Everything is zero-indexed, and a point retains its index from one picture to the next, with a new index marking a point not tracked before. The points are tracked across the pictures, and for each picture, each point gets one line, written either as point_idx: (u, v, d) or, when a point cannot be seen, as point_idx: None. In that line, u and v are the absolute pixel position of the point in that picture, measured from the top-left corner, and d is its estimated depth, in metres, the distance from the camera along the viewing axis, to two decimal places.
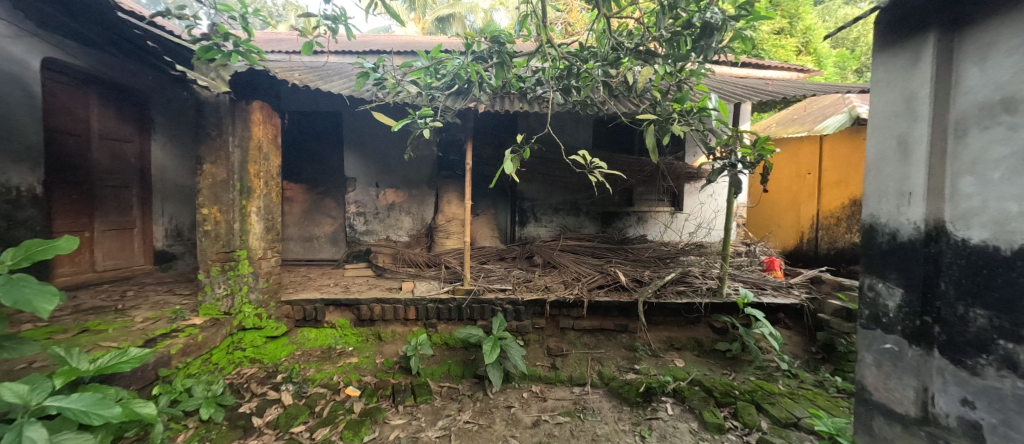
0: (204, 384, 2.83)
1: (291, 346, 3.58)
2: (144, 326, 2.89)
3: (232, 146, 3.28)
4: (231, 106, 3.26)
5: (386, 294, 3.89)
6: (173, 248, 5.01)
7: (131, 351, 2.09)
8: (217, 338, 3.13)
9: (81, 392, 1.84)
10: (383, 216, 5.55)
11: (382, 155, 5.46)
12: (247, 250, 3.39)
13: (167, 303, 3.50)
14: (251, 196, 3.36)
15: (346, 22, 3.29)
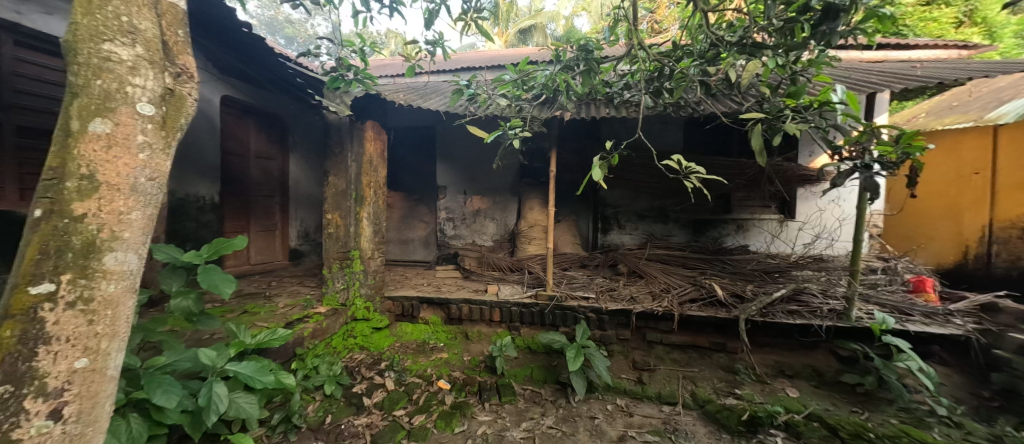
0: (327, 364, 3.29)
1: (391, 337, 4.00)
2: (285, 311, 3.52)
3: (350, 161, 3.80)
4: (350, 126, 3.80)
5: (474, 295, 4.14)
6: (302, 247, 5.97)
7: (279, 330, 2.54)
8: (335, 325, 3.67)
9: (246, 361, 2.30)
10: (470, 221, 5.89)
11: (471, 164, 5.81)
12: (359, 251, 3.88)
13: (299, 292, 4.20)
14: (363, 203, 3.85)
15: (444, 45, 3.61)
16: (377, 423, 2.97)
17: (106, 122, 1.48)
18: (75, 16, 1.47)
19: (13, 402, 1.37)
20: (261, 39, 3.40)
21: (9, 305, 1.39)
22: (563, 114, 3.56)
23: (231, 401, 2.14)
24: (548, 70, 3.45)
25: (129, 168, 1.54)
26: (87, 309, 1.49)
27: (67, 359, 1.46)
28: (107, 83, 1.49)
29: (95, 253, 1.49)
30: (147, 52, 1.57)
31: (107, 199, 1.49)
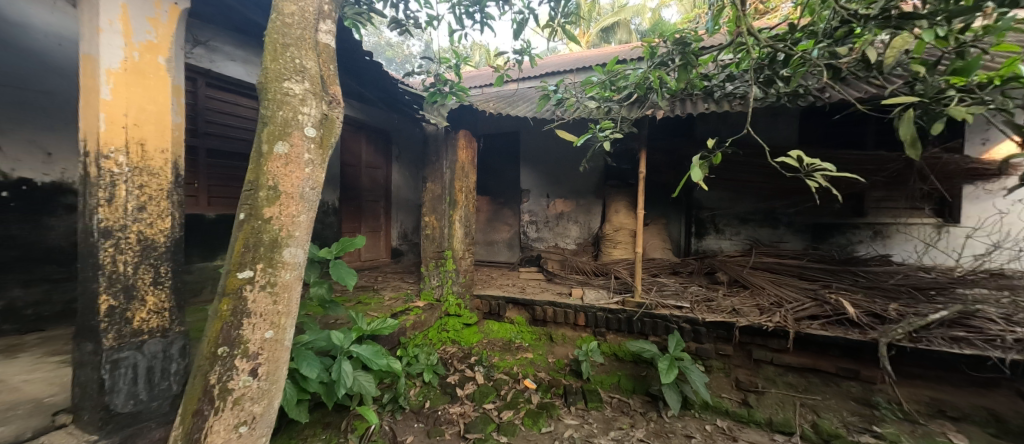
0: (425, 354, 3.59)
1: (479, 334, 4.20)
2: (390, 303, 3.93)
3: (445, 168, 4.09)
4: (445, 136, 4.11)
5: (559, 298, 4.15)
6: (401, 246, 6.60)
7: (389, 320, 2.84)
8: (431, 319, 3.98)
9: (363, 344, 2.63)
10: (553, 224, 5.91)
11: (555, 167, 5.83)
12: (452, 251, 4.15)
13: (401, 287, 4.65)
14: (456, 206, 4.11)
15: (530, 52, 3.71)
16: (470, 413, 3.16)
17: (286, 143, 1.70)
18: (266, 63, 1.70)
19: (229, 359, 1.63)
20: (376, 65, 3.85)
21: (223, 286, 1.63)
22: (658, 113, 3.37)
23: (356, 378, 2.47)
24: (641, 69, 3.33)
25: (298, 179, 1.75)
26: (273, 291, 1.72)
27: (259, 332, 1.69)
28: (288, 112, 1.71)
29: (277, 247, 1.72)
30: (312, 86, 1.78)
31: (285, 205, 1.72)
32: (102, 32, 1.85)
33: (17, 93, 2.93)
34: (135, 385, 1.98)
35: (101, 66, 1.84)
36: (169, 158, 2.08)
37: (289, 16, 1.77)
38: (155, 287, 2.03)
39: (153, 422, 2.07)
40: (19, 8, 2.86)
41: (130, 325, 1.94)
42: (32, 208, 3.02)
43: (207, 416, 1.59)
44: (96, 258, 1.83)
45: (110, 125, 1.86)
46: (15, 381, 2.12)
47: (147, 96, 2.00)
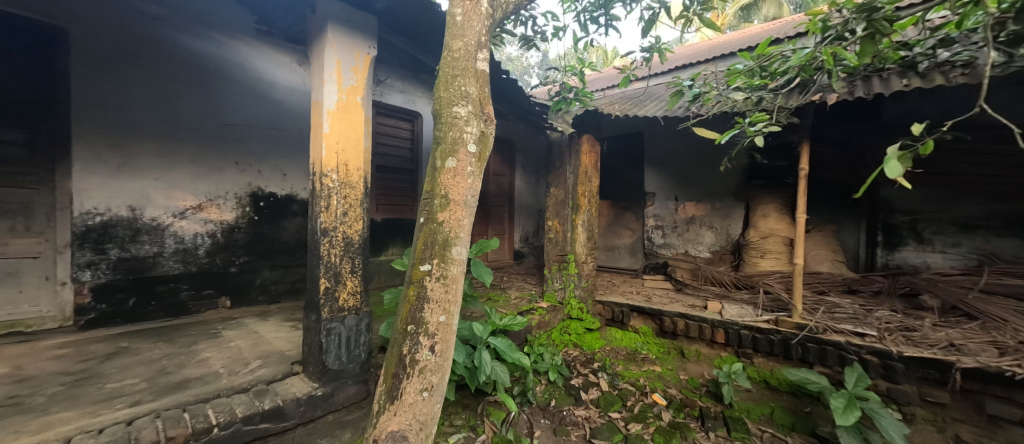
0: (550, 354, 3.68)
1: (602, 340, 4.14)
2: (517, 302, 4.17)
3: (569, 173, 4.16)
4: (568, 141, 4.19)
5: (691, 310, 3.88)
6: (523, 249, 6.92)
7: (518, 316, 3.02)
8: (555, 320, 4.08)
9: (499, 338, 2.84)
10: (682, 229, 5.45)
11: (685, 167, 5.39)
12: (575, 254, 4.17)
13: (525, 287, 4.89)
14: (579, 211, 4.13)
15: (661, 48, 3.52)
16: (595, 419, 3.13)
17: (453, 158, 1.48)
18: (438, 92, 1.51)
19: (416, 339, 1.46)
20: (511, 87, 3.96)
21: (410, 274, 1.51)
22: (831, 98, 2.86)
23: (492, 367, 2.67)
24: (806, 48, 2.79)
25: (462, 188, 1.49)
26: (445, 280, 1.48)
27: (434, 314, 1.47)
28: (455, 132, 1.48)
29: (448, 244, 1.49)
30: (476, 108, 1.52)
31: (453, 211, 1.48)
32: (325, 83, 2.11)
33: (271, 132, 4.06)
34: (340, 349, 2.18)
35: (323, 108, 2.10)
36: (364, 175, 2.29)
37: (456, 50, 1.51)
38: (352, 275, 2.24)
39: (350, 381, 2.23)
40: (274, 72, 4.04)
41: (337, 303, 2.17)
42: (274, 213, 4.11)
43: (402, 380, 1.43)
44: (318, 251, 2.11)
45: (328, 153, 2.11)
46: (267, 335, 2.90)
47: (351, 127, 2.21)
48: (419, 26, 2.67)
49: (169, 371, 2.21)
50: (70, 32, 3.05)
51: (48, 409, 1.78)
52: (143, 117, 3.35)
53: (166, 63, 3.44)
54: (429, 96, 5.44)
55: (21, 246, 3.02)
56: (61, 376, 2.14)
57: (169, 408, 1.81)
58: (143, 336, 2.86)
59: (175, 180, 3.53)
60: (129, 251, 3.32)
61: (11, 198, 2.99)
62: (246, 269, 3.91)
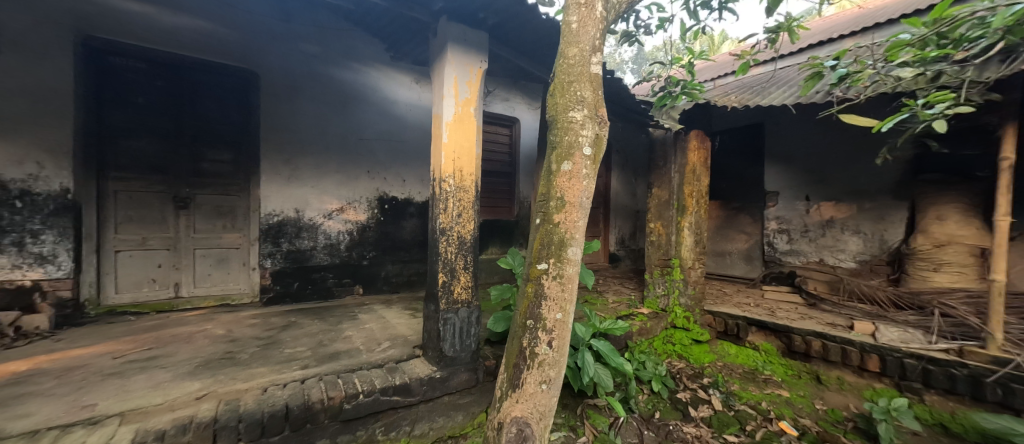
0: (653, 362, 3.46)
1: (713, 354, 3.75)
2: (616, 306, 4.04)
3: (673, 172, 3.90)
4: (674, 138, 3.92)
5: (829, 329, 3.37)
6: (619, 252, 6.69)
7: (619, 320, 2.93)
8: (657, 328, 3.83)
9: (600, 340, 2.78)
10: (816, 234, 4.73)
11: (820, 161, 4.68)
12: (680, 259, 3.89)
13: (623, 292, 4.71)
14: (685, 212, 3.84)
15: (792, 26, 3.09)
16: (707, 439, 2.79)
17: (569, 162, 1.47)
18: (555, 99, 1.51)
19: (535, 334, 1.48)
20: (619, 89, 3.77)
21: (528, 271, 1.54)
22: None
23: (595, 369, 2.63)
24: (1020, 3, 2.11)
25: (577, 191, 1.47)
26: (561, 279, 1.48)
27: (550, 311, 1.48)
28: (571, 138, 1.47)
29: (562, 245, 1.48)
30: (592, 113, 1.48)
31: (568, 213, 1.48)
32: (445, 98, 2.33)
33: (395, 144, 4.62)
34: (455, 337, 2.37)
35: (443, 120, 2.33)
36: (476, 180, 2.46)
37: (572, 57, 1.50)
38: (465, 271, 2.43)
39: (462, 368, 2.38)
40: (398, 92, 4.60)
41: (452, 296, 2.38)
42: (396, 213, 4.66)
43: (523, 370, 1.48)
44: (437, 248, 2.35)
45: (447, 160, 2.33)
46: (392, 321, 3.31)
47: (466, 135, 2.40)
48: (528, 37, 2.77)
49: (325, 344, 2.67)
50: (259, 74, 3.85)
51: (250, 364, 2.29)
52: (304, 136, 4.07)
53: (320, 92, 4.14)
54: (527, 101, 5.63)
55: (230, 240, 3.87)
56: (254, 340, 2.73)
57: (328, 374, 2.19)
58: (302, 314, 3.50)
59: (326, 186, 4.22)
60: (293, 245, 4.06)
61: (225, 203, 3.84)
62: (374, 263, 4.50)
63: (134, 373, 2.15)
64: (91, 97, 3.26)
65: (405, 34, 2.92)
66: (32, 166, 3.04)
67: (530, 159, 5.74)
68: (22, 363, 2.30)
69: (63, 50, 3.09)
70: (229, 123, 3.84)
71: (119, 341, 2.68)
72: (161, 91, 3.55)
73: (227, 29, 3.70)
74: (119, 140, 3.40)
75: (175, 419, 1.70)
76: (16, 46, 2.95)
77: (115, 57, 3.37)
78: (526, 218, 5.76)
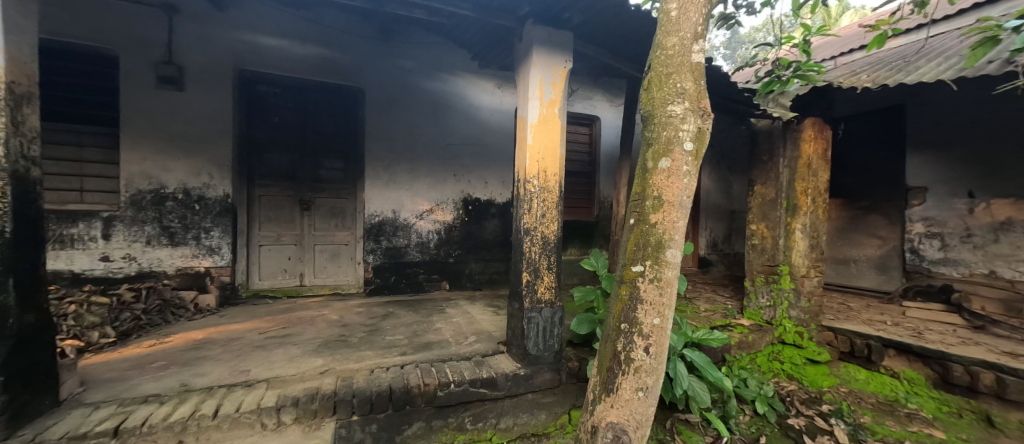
0: (756, 381, 3.09)
1: (834, 378, 3.21)
2: (709, 315, 3.72)
3: (782, 167, 3.48)
4: (783, 129, 3.48)
5: (1001, 360, 2.74)
6: (711, 256, 6.22)
7: (715, 331, 2.67)
8: (762, 343, 3.40)
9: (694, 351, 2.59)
10: (984, 239, 3.87)
11: (988, 150, 3.82)
12: (790, 266, 3.45)
13: (717, 300, 4.31)
14: (797, 212, 3.38)
15: None
16: None
17: (667, 158, 1.30)
18: (651, 91, 1.36)
19: (631, 337, 1.35)
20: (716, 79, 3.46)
21: (622, 273, 1.41)
22: None
23: (689, 382, 2.43)
24: None
25: (677, 189, 1.30)
26: (659, 282, 1.33)
27: (647, 315, 1.34)
28: (668, 133, 1.30)
29: (658, 248, 1.33)
30: (693, 104, 1.30)
31: (667, 212, 1.31)
32: (529, 100, 2.36)
33: (479, 148, 4.84)
34: (538, 336, 2.40)
35: (527, 122, 2.37)
36: (560, 180, 2.46)
37: (670, 48, 1.33)
38: (549, 271, 2.45)
39: (546, 367, 2.39)
40: (482, 97, 4.81)
41: (536, 295, 2.42)
42: (478, 214, 4.89)
43: (617, 375, 1.37)
44: (522, 248, 2.40)
45: (531, 161, 2.37)
46: (476, 316, 3.47)
47: (550, 136, 2.42)
48: (615, 31, 2.68)
49: (419, 334, 2.90)
50: (365, 91, 4.31)
51: (359, 347, 2.59)
52: (399, 144, 4.46)
53: (414, 103, 4.50)
54: (609, 98, 5.47)
55: (341, 237, 4.39)
56: (360, 326, 3.07)
57: (423, 362, 2.38)
58: (398, 306, 3.84)
59: (418, 189, 4.58)
60: (391, 243, 4.47)
61: (338, 204, 4.36)
62: (459, 261, 4.76)
63: (273, 347, 2.56)
64: (243, 120, 3.95)
65: (491, 41, 3.02)
66: (204, 176, 3.79)
67: (611, 158, 5.57)
68: (198, 332, 2.89)
69: (225, 83, 3.79)
70: (341, 135, 4.35)
71: (262, 320, 3.21)
72: (291, 111, 4.15)
73: (340, 53, 4.19)
74: (262, 154, 4.07)
75: (305, 389, 1.99)
76: (195, 83, 3.69)
77: (259, 85, 4.03)
78: (607, 219, 5.61)
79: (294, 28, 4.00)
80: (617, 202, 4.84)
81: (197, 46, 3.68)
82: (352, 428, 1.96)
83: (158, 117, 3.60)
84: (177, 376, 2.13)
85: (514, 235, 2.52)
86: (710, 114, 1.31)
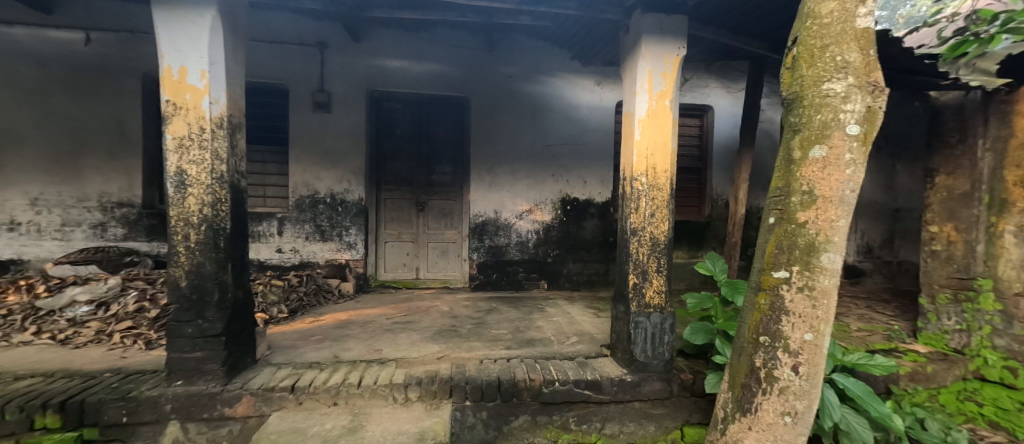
0: (941, 425, 2.27)
1: None
2: (863, 336, 3.09)
3: (983, 151, 2.70)
4: (984, 102, 2.70)
5: None
6: (863, 264, 5.36)
7: (878, 357, 1.97)
8: (948, 378, 2.59)
9: (847, 376, 1.92)
10: None
11: None
12: (994, 280, 2.64)
13: (870, 318, 3.57)
14: (1007, 211, 2.57)
15: None
16: None
17: (823, 145, 1.11)
18: (800, 69, 1.17)
19: (772, 352, 1.23)
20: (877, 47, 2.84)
21: (760, 279, 1.28)
22: None
23: (840, 412, 1.82)
24: None
25: (837, 182, 1.10)
26: (811, 293, 1.15)
27: (796, 329, 1.18)
28: (825, 116, 1.11)
29: (809, 252, 1.15)
30: (860, 79, 1.07)
31: (822, 210, 1.12)
32: (637, 95, 2.25)
33: (578, 147, 4.78)
34: (647, 343, 2.27)
35: (635, 117, 2.26)
36: (671, 177, 2.29)
37: (825, 16, 1.13)
38: (658, 274, 2.31)
39: (655, 376, 2.26)
40: (581, 96, 4.74)
41: (644, 299, 2.30)
42: (577, 214, 4.83)
43: (755, 393, 1.26)
44: (628, 249, 2.31)
45: (638, 159, 2.26)
46: (576, 317, 3.44)
47: (660, 131, 2.27)
48: (742, 7, 2.39)
49: (522, 330, 2.99)
50: (471, 99, 4.59)
51: (468, 338, 2.77)
52: (501, 147, 4.65)
53: (516, 107, 4.65)
54: (725, 84, 4.93)
55: (449, 235, 4.74)
56: (468, 319, 3.28)
57: (528, 357, 2.44)
58: (501, 302, 4.00)
59: (518, 190, 4.71)
60: (493, 242, 4.69)
61: (451, 206, 4.73)
62: (558, 261, 4.79)
63: (399, 331, 2.89)
64: (372, 134, 4.52)
65: (596, 36, 2.95)
66: (344, 182, 4.44)
67: (727, 152, 5.01)
68: (342, 314, 3.40)
69: (360, 103, 4.39)
70: (451, 142, 4.70)
71: (388, 307, 3.65)
72: (409, 123, 4.62)
73: (450, 67, 4.53)
74: (387, 162, 4.62)
75: (426, 372, 2.20)
76: (338, 105, 4.35)
77: (384, 102, 4.57)
78: (721, 219, 5.07)
79: (412, 48, 4.45)
80: (735, 200, 4.38)
81: (339, 74, 4.33)
82: (465, 412, 2.09)
83: (313, 135, 4.33)
84: (330, 349, 2.54)
85: (621, 236, 2.44)
86: (885, 89, 1.07)
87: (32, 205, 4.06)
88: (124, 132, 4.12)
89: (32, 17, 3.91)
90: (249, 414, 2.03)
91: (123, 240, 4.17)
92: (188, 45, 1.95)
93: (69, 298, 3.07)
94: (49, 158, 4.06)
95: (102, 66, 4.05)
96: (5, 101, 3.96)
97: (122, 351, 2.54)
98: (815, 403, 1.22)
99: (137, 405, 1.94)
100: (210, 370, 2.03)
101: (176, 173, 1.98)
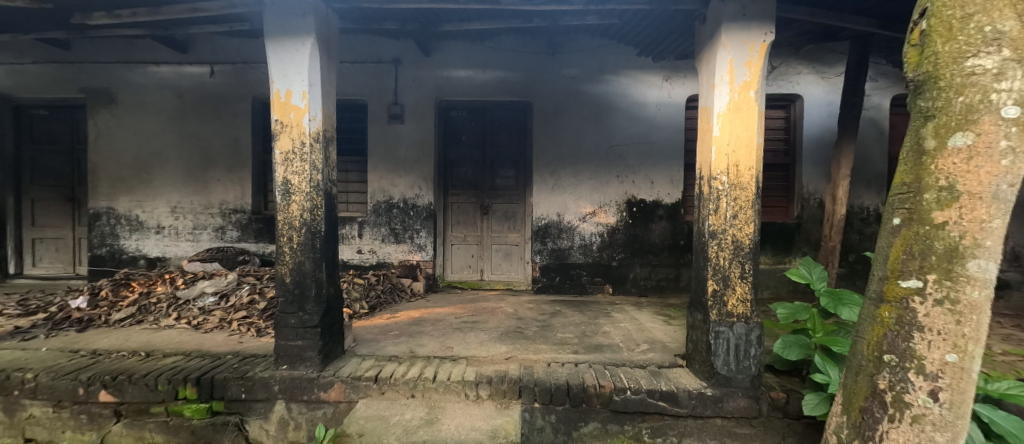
0: None
1: None
2: (1012, 361, 2.56)
3: None
4: None
5: None
6: (1007, 274, 4.46)
7: None
8: None
9: (994, 409, 1.59)
10: None
11: None
12: None
13: (1020, 340, 2.95)
14: None
15: None
16: None
17: (967, 132, 0.94)
18: (933, 45, 1.01)
19: (903, 375, 1.07)
20: None
21: (883, 289, 1.13)
22: None
23: None
24: None
25: (990, 175, 0.93)
26: (954, 310, 0.98)
27: (933, 348, 1.02)
28: (970, 97, 0.94)
29: (950, 260, 0.98)
30: (1019, 50, 0.89)
31: (968, 208, 0.95)
32: (716, 87, 2.11)
33: (645, 146, 4.59)
34: (729, 355, 2.10)
35: (713, 112, 2.12)
36: (756, 175, 2.09)
37: None
38: (742, 281, 2.12)
39: (740, 392, 2.08)
40: (648, 93, 4.55)
41: (726, 307, 2.13)
42: (645, 216, 4.64)
43: (879, 420, 1.12)
44: (707, 253, 2.17)
45: (718, 156, 2.12)
46: (646, 324, 3.28)
47: (744, 125, 2.09)
48: None
49: (589, 335, 2.93)
50: (534, 102, 4.62)
51: (535, 340, 2.78)
52: (565, 149, 4.61)
53: (579, 108, 4.59)
54: (818, 69, 4.42)
55: (513, 238, 4.80)
56: (534, 321, 3.29)
57: (597, 363, 2.38)
58: (566, 305, 3.96)
59: (582, 192, 4.64)
60: (556, 244, 4.65)
61: (515, 209, 4.79)
62: (623, 264, 4.64)
63: (468, 330, 2.99)
64: (441, 141, 4.74)
65: (669, 28, 2.81)
66: (416, 188, 4.68)
67: (822, 145, 4.47)
68: (415, 312, 3.61)
69: (430, 112, 4.62)
70: (516, 147, 4.76)
71: (458, 306, 3.79)
72: (475, 130, 4.76)
73: (514, 72, 4.59)
74: (454, 168, 4.81)
75: (497, 371, 2.24)
76: (411, 115, 4.62)
77: (451, 111, 4.77)
78: (813, 221, 4.54)
79: (478, 57, 4.58)
80: (833, 199, 3.93)
81: (412, 86, 4.61)
82: (535, 414, 2.10)
83: (388, 144, 4.65)
84: (407, 344, 2.70)
85: (698, 238, 2.30)
86: None
87: (172, 212, 4.86)
88: (238, 149, 4.76)
89: (172, 56, 4.69)
90: (340, 399, 2.22)
91: (238, 241, 4.82)
92: (293, 71, 2.20)
93: (199, 290, 3.63)
94: (184, 173, 4.82)
95: (222, 94, 4.72)
96: (153, 126, 4.78)
97: (239, 337, 2.93)
98: (963, 437, 1.04)
99: (253, 384, 2.22)
100: (309, 357, 2.25)
101: (283, 183, 2.26)
